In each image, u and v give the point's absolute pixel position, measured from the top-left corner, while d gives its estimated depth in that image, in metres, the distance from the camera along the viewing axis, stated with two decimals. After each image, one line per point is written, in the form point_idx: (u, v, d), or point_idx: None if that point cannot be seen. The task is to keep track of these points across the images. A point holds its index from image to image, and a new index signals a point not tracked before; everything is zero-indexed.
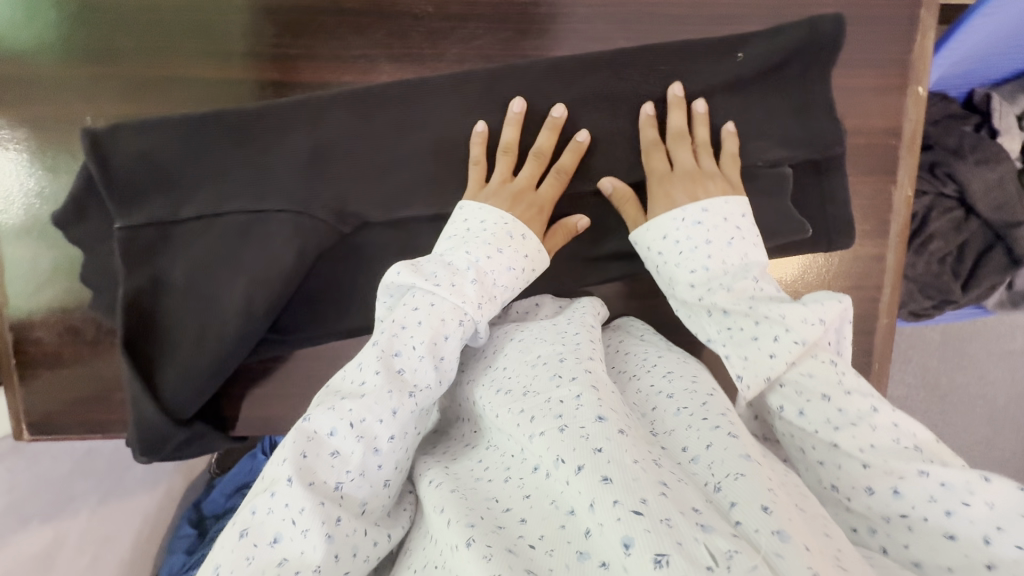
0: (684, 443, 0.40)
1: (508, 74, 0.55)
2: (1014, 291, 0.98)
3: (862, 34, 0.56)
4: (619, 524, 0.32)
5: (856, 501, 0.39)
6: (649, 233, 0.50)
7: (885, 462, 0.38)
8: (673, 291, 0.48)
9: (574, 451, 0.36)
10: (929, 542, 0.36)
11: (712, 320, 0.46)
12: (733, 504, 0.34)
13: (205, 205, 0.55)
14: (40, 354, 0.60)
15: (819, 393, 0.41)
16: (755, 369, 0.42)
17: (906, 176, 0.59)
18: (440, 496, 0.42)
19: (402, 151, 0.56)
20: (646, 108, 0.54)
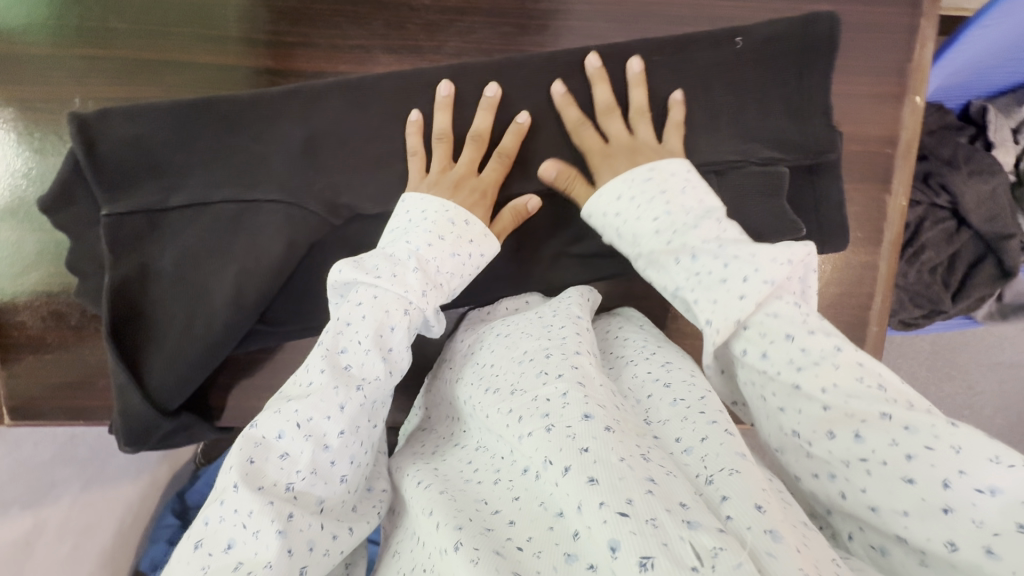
0: (678, 435, 0.42)
1: (506, 68, 0.54)
2: (1002, 303, 0.99)
3: (861, 42, 0.56)
4: (606, 526, 0.31)
5: (818, 446, 0.37)
6: (602, 200, 0.49)
7: (848, 404, 0.36)
8: (638, 247, 0.46)
9: (560, 452, 0.35)
10: (886, 485, 0.34)
11: (680, 267, 0.43)
12: (724, 498, 0.35)
13: (194, 193, 0.54)
14: (23, 338, 0.59)
15: (783, 332, 0.39)
16: (725, 312, 0.40)
17: (900, 185, 0.59)
18: (428, 498, 0.42)
19: (396, 143, 0.55)
20: (556, 91, 0.53)
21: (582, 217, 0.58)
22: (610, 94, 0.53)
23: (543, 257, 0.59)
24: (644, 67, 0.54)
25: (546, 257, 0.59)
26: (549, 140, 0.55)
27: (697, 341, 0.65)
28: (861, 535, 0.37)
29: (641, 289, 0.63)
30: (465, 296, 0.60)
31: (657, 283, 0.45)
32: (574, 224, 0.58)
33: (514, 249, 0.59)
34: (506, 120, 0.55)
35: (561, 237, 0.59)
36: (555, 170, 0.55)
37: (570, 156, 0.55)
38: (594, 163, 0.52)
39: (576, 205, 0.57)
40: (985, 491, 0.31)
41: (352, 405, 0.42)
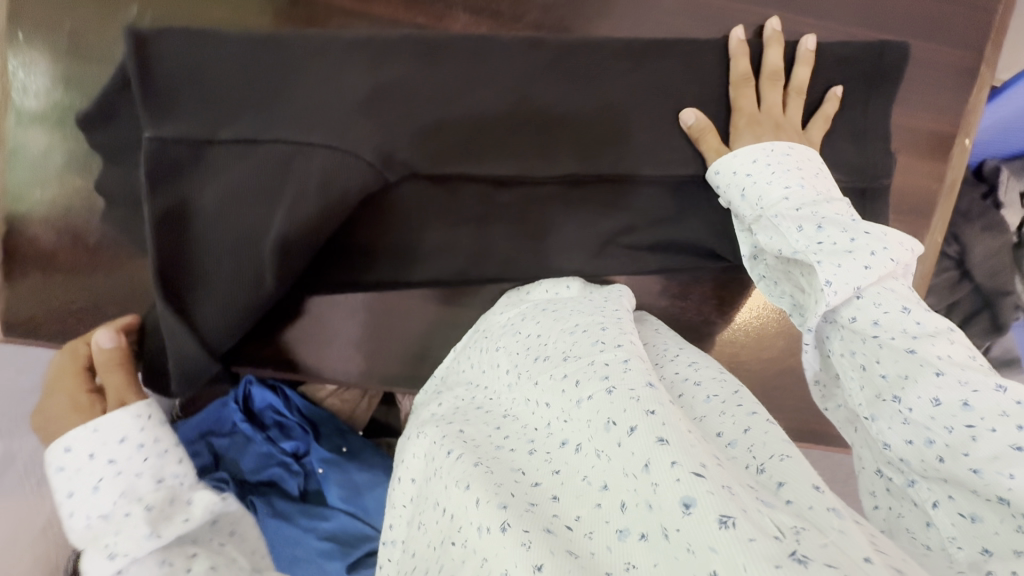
0: (719, 428, 0.42)
1: (583, 47, 0.54)
2: (989, 356, 1.04)
3: (925, 78, 0.58)
4: (680, 484, 0.32)
5: (919, 411, 0.37)
6: (735, 159, 0.50)
7: (963, 371, 0.36)
8: (761, 208, 0.46)
9: (625, 413, 0.37)
10: (993, 449, 0.35)
11: (801, 233, 0.43)
12: (782, 484, 0.35)
13: (245, 129, 0.50)
14: (32, 253, 0.55)
15: (899, 304, 0.39)
16: (849, 274, 0.39)
17: (939, 223, 0.61)
18: (464, 470, 0.41)
19: (461, 101, 0.53)
20: (733, 37, 0.54)
21: (636, 207, 0.57)
22: (779, 60, 0.54)
23: (592, 244, 0.58)
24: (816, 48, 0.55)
25: (594, 243, 0.58)
26: (616, 126, 0.54)
27: (725, 349, 0.65)
28: (948, 503, 0.37)
29: (676, 289, 0.63)
30: (508, 273, 0.59)
31: (769, 245, 0.45)
32: (629, 214, 0.57)
33: (562, 231, 0.58)
34: (577, 99, 0.54)
35: (614, 226, 0.58)
36: (619, 155, 0.54)
37: (635, 145, 0.54)
38: (734, 126, 0.53)
39: (634, 195, 0.57)
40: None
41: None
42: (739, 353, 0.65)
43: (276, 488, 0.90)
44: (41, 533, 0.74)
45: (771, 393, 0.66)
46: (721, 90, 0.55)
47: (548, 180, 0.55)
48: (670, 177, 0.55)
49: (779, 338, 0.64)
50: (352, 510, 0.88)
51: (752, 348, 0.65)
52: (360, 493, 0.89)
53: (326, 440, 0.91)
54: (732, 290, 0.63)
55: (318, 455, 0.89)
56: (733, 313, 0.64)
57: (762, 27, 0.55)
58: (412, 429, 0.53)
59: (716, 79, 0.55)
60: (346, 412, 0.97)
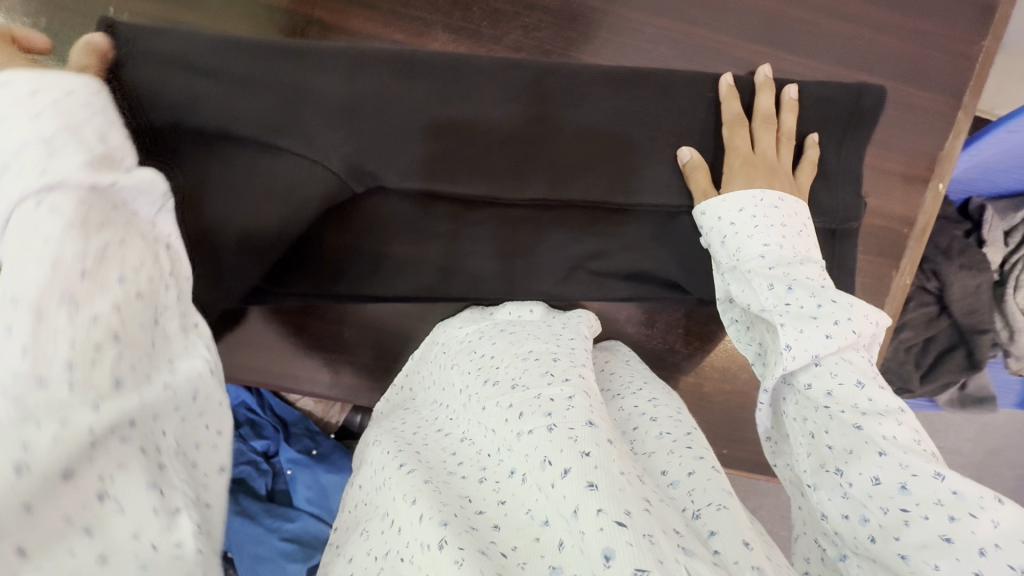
0: (665, 466, 0.42)
1: (562, 70, 0.53)
2: (964, 393, 1.05)
3: (902, 121, 0.58)
4: (602, 534, 0.32)
5: (858, 488, 0.38)
6: (723, 204, 0.49)
7: (905, 455, 0.37)
8: (738, 258, 0.47)
9: (561, 453, 0.37)
10: (923, 536, 0.35)
11: (771, 292, 0.44)
12: (713, 532, 0.35)
13: (218, 126, 0.50)
14: None
15: (855, 378, 0.40)
16: (812, 341, 0.40)
17: (909, 264, 0.61)
18: (412, 486, 0.41)
19: (432, 116, 0.52)
20: (724, 80, 0.54)
21: (605, 234, 0.57)
22: (773, 103, 0.54)
23: (560, 268, 0.58)
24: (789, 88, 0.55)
25: (562, 268, 0.58)
26: (590, 151, 0.54)
27: (690, 378, 0.65)
28: None
29: (645, 316, 0.63)
30: (474, 292, 0.59)
31: (740, 297, 0.46)
32: (598, 240, 0.57)
33: (530, 254, 0.57)
34: (551, 121, 0.54)
35: (583, 251, 0.57)
36: (589, 182, 0.54)
37: (606, 173, 0.54)
38: (727, 165, 0.52)
39: (604, 220, 0.56)
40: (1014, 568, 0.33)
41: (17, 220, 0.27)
42: (704, 383, 0.66)
43: (245, 486, 0.91)
44: None
45: (732, 423, 0.66)
46: (696, 121, 0.55)
47: (519, 202, 0.54)
48: (643, 206, 0.54)
49: (744, 370, 0.65)
50: (318, 512, 0.89)
51: (717, 378, 0.65)
52: (328, 495, 0.89)
53: (296, 440, 0.92)
54: (700, 320, 0.63)
55: (288, 456, 0.91)
56: (702, 343, 0.64)
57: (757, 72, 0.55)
58: (373, 432, 0.54)
59: (695, 110, 0.55)
60: (317, 414, 0.97)
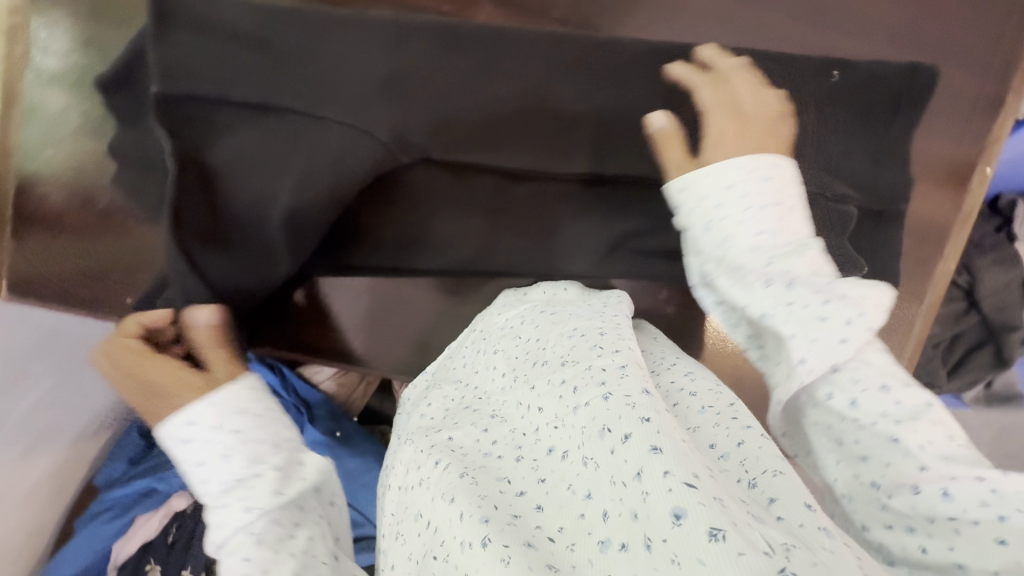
0: (712, 440, 0.41)
1: (607, 46, 0.53)
2: (989, 391, 1.04)
3: (949, 104, 0.57)
4: (671, 494, 0.32)
5: (899, 500, 0.37)
6: (708, 177, 0.43)
7: (947, 466, 0.36)
8: (724, 249, 0.42)
9: (620, 420, 0.37)
10: (976, 543, 0.34)
11: (770, 293, 0.40)
12: (774, 499, 0.35)
13: (261, 94, 0.49)
14: (41, 214, 0.54)
15: (878, 383, 0.39)
16: (817, 346, 0.39)
17: (953, 250, 0.60)
18: (448, 482, 0.40)
19: (480, 90, 0.51)
20: (676, 67, 0.49)
21: (649, 212, 0.56)
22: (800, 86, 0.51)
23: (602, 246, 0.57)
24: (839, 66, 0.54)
25: (603, 245, 0.57)
26: (636, 127, 0.53)
27: (727, 362, 0.65)
28: None
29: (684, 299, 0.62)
30: (516, 267, 0.59)
31: (733, 295, 0.42)
32: (643, 218, 0.56)
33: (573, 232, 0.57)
34: (598, 97, 0.53)
35: (626, 229, 0.57)
36: (636, 159, 0.53)
37: (651, 149, 0.53)
38: (703, 136, 0.45)
39: (649, 198, 0.56)
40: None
41: (237, 446, 0.41)
42: (741, 367, 0.65)
43: None
44: (29, 495, 0.74)
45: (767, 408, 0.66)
46: None
47: (565, 178, 0.55)
48: (690, 183, 0.54)
49: None
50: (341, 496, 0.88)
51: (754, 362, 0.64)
52: (351, 479, 0.89)
53: (319, 424, 0.92)
54: None
55: (312, 438, 0.89)
56: None
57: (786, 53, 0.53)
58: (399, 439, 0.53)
59: None
60: (340, 396, 0.97)
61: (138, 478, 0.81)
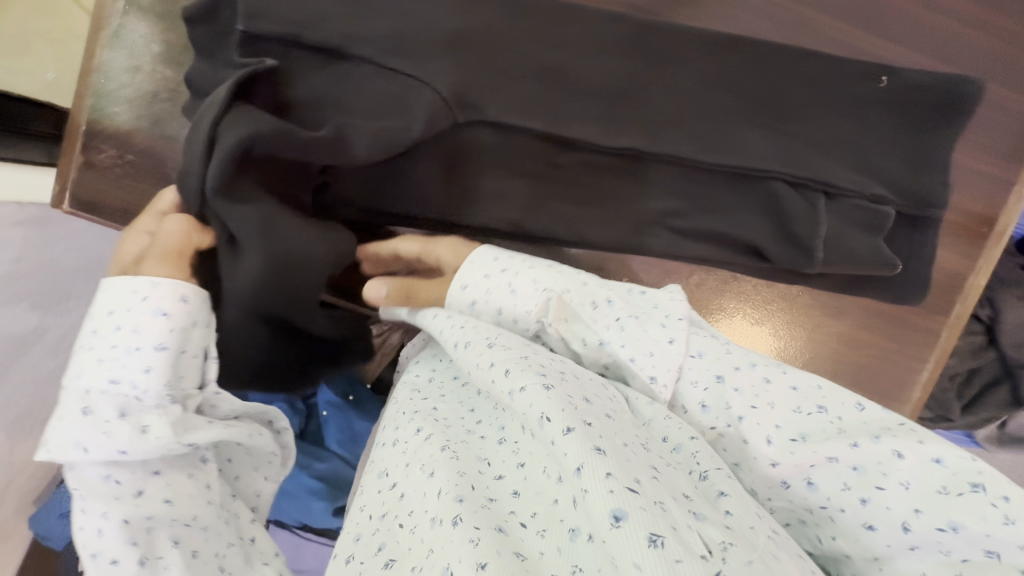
0: (665, 432, 0.43)
1: (665, 29, 0.55)
2: (1003, 431, 1.03)
3: (993, 122, 0.58)
4: (612, 496, 0.34)
5: (794, 490, 0.39)
6: (478, 261, 0.50)
7: (814, 449, 0.38)
8: (547, 293, 0.47)
9: (563, 413, 0.38)
10: (851, 529, 0.37)
11: (597, 311, 0.46)
12: (722, 493, 0.38)
13: (332, 38, 0.51)
14: (110, 132, 0.57)
15: (715, 380, 0.43)
16: (640, 347, 0.45)
17: (984, 266, 0.61)
18: (431, 454, 0.44)
19: (538, 59, 0.54)
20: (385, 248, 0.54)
21: (689, 195, 0.57)
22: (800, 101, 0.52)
23: (641, 221, 0.58)
24: (887, 71, 0.55)
25: (641, 220, 0.58)
26: (683, 109, 0.55)
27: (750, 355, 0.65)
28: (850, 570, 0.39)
29: (715, 286, 0.63)
30: (555, 230, 0.58)
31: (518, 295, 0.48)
32: (683, 200, 0.58)
33: (612, 206, 0.58)
34: (651, 76, 0.55)
35: (665, 208, 0.58)
36: (682, 140, 0.55)
37: (696, 132, 0.55)
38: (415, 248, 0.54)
39: (690, 179, 0.57)
40: (945, 529, 0.34)
41: (109, 356, 0.40)
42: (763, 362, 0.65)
43: None
44: None
45: None
46: (793, 93, 0.55)
47: (610, 151, 0.56)
48: (736, 169, 0.55)
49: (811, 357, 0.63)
50: (347, 457, 0.89)
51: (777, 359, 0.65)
52: (359, 442, 0.89)
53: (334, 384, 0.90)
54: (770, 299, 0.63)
55: (325, 398, 0.89)
56: (772, 321, 0.63)
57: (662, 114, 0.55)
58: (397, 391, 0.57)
59: (793, 82, 0.55)
60: None
61: None
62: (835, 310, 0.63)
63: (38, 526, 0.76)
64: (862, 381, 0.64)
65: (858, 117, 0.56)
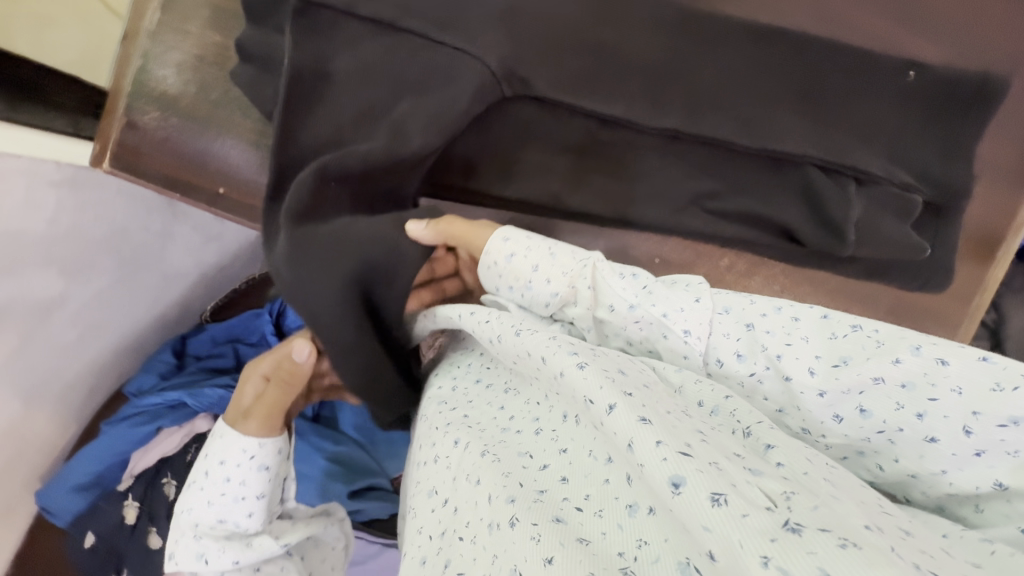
0: (699, 397, 0.43)
1: (706, 17, 0.57)
2: None
3: (1013, 120, 0.61)
4: (668, 463, 0.33)
5: (848, 423, 0.40)
6: (515, 233, 0.53)
7: (849, 379, 0.39)
8: (583, 259, 0.49)
9: (602, 393, 0.38)
10: (915, 449, 0.38)
11: (630, 277, 0.48)
12: (770, 446, 0.37)
13: (387, 10, 0.53)
14: (156, 95, 0.57)
15: (743, 326, 0.45)
16: (671, 305, 0.46)
17: (1005, 255, 0.63)
18: (473, 462, 0.45)
19: (584, 38, 0.55)
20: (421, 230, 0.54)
21: (726, 177, 0.59)
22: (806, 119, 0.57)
23: (678, 200, 0.60)
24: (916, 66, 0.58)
25: (679, 200, 0.60)
26: (723, 93, 0.57)
27: None
28: (926, 495, 0.39)
29: (744, 269, 0.64)
30: (594, 206, 0.62)
31: (555, 257, 0.50)
32: (719, 182, 0.59)
33: (648, 185, 0.60)
34: (691, 62, 0.57)
35: (701, 189, 0.60)
36: (721, 122, 0.57)
37: (736, 114, 0.57)
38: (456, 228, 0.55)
39: (726, 162, 0.59)
40: (1007, 425, 0.35)
41: (212, 497, 0.53)
42: None
43: None
44: (66, 386, 0.75)
45: None
46: (828, 81, 0.58)
47: (651, 132, 0.57)
48: (775, 153, 0.57)
49: None
50: (361, 441, 0.89)
51: None
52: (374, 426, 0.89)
53: None
54: (798, 283, 0.64)
55: None
56: (799, 306, 0.64)
57: (705, 99, 0.57)
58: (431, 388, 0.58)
59: (829, 71, 0.58)
60: None
61: (168, 388, 0.82)
62: (859, 297, 0.64)
63: (44, 499, 0.74)
64: None
65: (889, 108, 0.58)
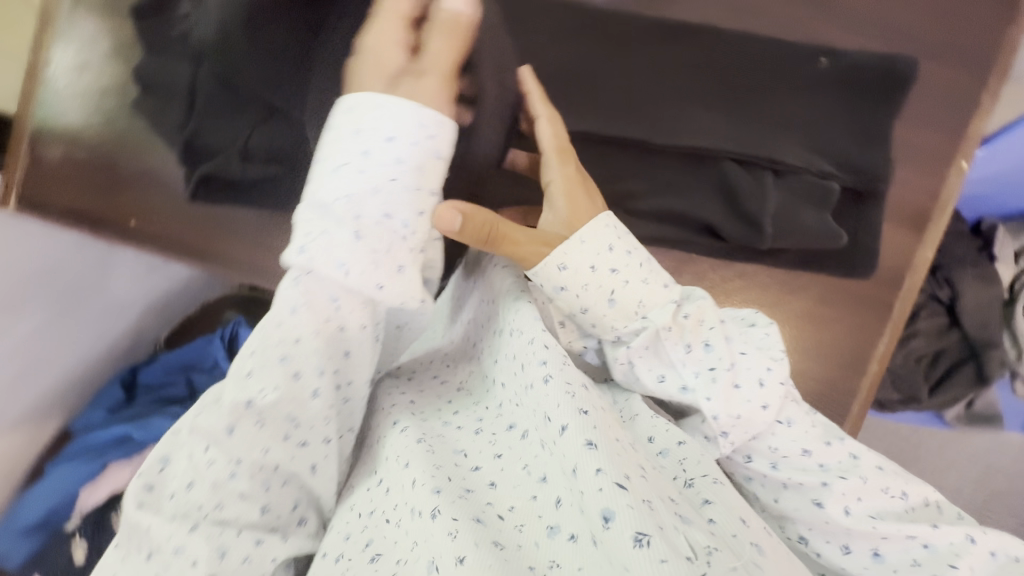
0: (650, 433, 0.47)
1: (614, 16, 0.56)
2: (971, 410, 1.04)
3: (931, 101, 0.61)
4: (603, 494, 0.37)
5: (828, 520, 0.45)
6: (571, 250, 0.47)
7: (849, 487, 0.44)
8: (640, 316, 0.46)
9: (561, 411, 0.41)
10: (860, 557, 0.45)
11: (693, 351, 0.46)
12: (707, 501, 0.42)
13: None
14: (58, 128, 0.56)
15: (785, 423, 0.46)
16: (728, 404, 0.44)
17: (932, 237, 0.63)
18: (406, 446, 0.44)
19: None
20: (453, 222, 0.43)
21: (644, 176, 0.59)
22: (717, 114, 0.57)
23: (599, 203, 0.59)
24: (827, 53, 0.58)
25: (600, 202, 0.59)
26: (634, 93, 0.57)
27: None
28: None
29: (672, 267, 0.63)
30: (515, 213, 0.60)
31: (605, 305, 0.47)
32: (638, 181, 0.59)
33: None
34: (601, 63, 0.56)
35: (619, 191, 0.59)
36: (633, 122, 0.56)
37: (648, 113, 0.57)
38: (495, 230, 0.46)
39: (643, 160, 0.58)
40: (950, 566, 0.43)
41: None
42: None
43: None
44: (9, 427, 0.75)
45: None
46: (739, 74, 0.57)
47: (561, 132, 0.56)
48: (689, 150, 0.57)
49: None
50: None
51: None
52: None
53: None
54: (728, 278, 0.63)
55: None
56: (730, 300, 0.64)
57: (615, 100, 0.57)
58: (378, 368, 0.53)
59: (740, 64, 0.57)
60: None
61: (114, 422, 0.81)
62: (791, 289, 0.64)
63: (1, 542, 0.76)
64: (821, 356, 0.64)
65: (802, 98, 0.58)
